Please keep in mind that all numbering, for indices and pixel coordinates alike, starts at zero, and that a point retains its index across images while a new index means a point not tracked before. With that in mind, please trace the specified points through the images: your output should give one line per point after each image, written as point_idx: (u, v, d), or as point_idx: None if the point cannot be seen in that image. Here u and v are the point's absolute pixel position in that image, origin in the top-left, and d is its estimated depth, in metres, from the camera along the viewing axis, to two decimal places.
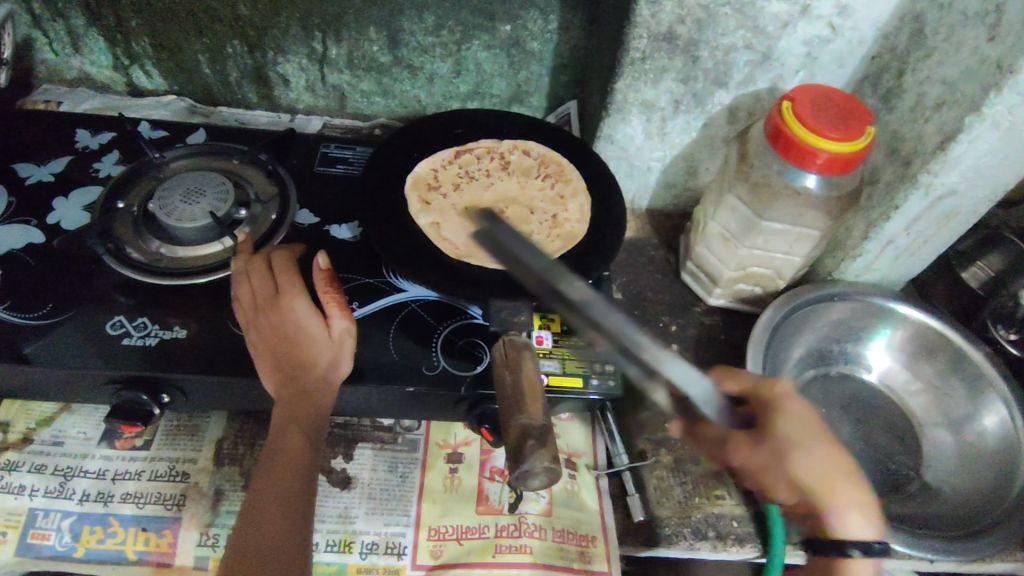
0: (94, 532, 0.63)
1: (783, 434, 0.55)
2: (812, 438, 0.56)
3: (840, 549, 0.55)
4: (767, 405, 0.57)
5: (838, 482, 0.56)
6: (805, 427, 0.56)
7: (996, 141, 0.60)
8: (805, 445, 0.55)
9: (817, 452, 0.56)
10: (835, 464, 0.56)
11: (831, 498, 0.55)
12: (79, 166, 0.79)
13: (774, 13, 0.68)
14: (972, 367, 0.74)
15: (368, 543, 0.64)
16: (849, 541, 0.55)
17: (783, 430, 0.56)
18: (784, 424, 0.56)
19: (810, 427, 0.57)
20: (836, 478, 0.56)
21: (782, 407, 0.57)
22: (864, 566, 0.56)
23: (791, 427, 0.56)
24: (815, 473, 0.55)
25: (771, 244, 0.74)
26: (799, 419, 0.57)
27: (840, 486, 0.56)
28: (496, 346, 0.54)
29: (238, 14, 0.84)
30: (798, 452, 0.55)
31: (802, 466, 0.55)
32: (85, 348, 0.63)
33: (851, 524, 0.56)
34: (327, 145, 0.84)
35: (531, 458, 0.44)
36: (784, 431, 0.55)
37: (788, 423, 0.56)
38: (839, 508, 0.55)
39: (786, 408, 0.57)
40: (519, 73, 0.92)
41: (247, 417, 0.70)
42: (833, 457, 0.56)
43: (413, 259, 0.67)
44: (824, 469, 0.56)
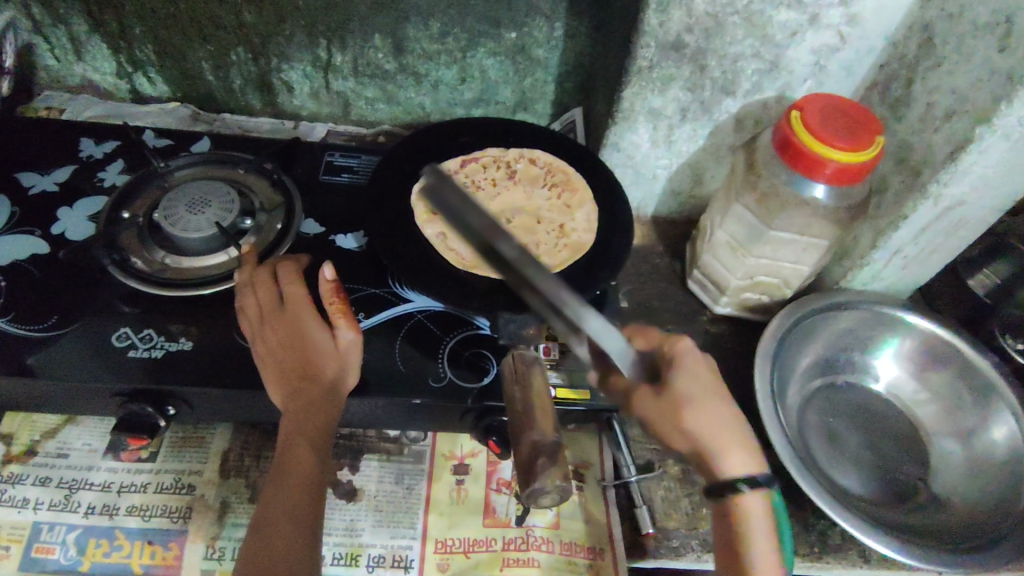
0: (100, 545, 0.63)
1: (675, 388, 0.56)
2: (709, 394, 0.57)
3: (728, 488, 0.53)
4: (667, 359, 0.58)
5: (725, 430, 0.56)
6: (701, 382, 0.57)
7: (1007, 152, 0.60)
8: (696, 397, 0.56)
9: (703, 405, 0.56)
10: (718, 414, 0.57)
11: (719, 444, 0.56)
12: (83, 175, 0.78)
13: (782, 21, 0.68)
14: (980, 377, 0.74)
15: (375, 556, 0.63)
16: (736, 478, 0.54)
17: (676, 384, 0.56)
18: (679, 377, 0.57)
19: (706, 382, 0.57)
20: (725, 427, 0.56)
21: (680, 362, 0.57)
22: (758, 503, 0.54)
23: (688, 379, 0.57)
24: (701, 424, 0.56)
25: (779, 253, 0.74)
26: (696, 375, 0.57)
27: (727, 432, 0.56)
28: (506, 361, 0.54)
29: (242, 22, 0.84)
30: (685, 403, 0.56)
31: (692, 418, 0.56)
32: (90, 361, 0.62)
33: (733, 464, 0.55)
34: (333, 154, 0.84)
35: (542, 477, 0.44)
36: (676, 384, 0.56)
37: (683, 377, 0.57)
38: (726, 452, 0.55)
39: (683, 364, 0.57)
40: (524, 80, 0.91)
41: (252, 428, 0.70)
42: (720, 409, 0.57)
43: (419, 271, 0.66)
44: (710, 420, 0.56)
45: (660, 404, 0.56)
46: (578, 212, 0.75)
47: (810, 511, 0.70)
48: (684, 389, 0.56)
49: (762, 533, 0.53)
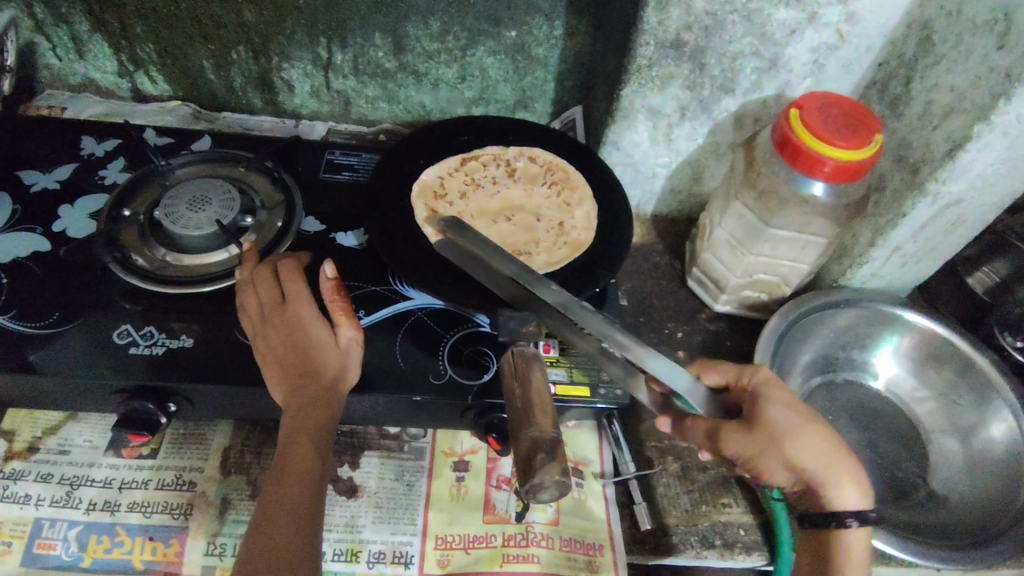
0: (101, 541, 0.63)
1: (774, 423, 0.52)
2: (810, 422, 0.53)
3: (840, 524, 0.52)
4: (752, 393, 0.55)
5: (834, 460, 0.52)
6: (796, 412, 0.53)
7: (1005, 150, 0.60)
8: (797, 429, 0.52)
9: (808, 437, 0.52)
10: (824, 444, 0.52)
11: (829, 477, 0.52)
12: (84, 173, 0.79)
13: (781, 20, 0.68)
14: (978, 375, 0.74)
15: (375, 552, 0.64)
16: (846, 513, 0.52)
17: (773, 419, 0.52)
18: (774, 411, 0.53)
19: (800, 411, 0.53)
20: (833, 456, 0.52)
21: (768, 394, 0.54)
22: (861, 534, 0.53)
23: (782, 411, 0.53)
24: (810, 459, 0.52)
25: (778, 252, 0.74)
26: (790, 406, 0.53)
27: (835, 462, 0.52)
28: (505, 358, 0.54)
29: (243, 21, 0.84)
30: (789, 437, 0.52)
31: (798, 450, 0.52)
32: (91, 357, 0.63)
33: (847, 497, 0.52)
34: (333, 152, 0.84)
35: (542, 472, 0.44)
36: (773, 419, 0.52)
37: (778, 410, 0.53)
38: (837, 484, 0.52)
39: (773, 397, 0.54)
40: (524, 79, 0.92)
41: (253, 425, 0.70)
42: (824, 438, 0.52)
43: (419, 267, 0.66)
44: (818, 452, 0.52)
45: (760, 442, 0.52)
46: (577, 209, 0.75)
47: None
48: (784, 423, 0.52)
49: (860, 560, 0.53)
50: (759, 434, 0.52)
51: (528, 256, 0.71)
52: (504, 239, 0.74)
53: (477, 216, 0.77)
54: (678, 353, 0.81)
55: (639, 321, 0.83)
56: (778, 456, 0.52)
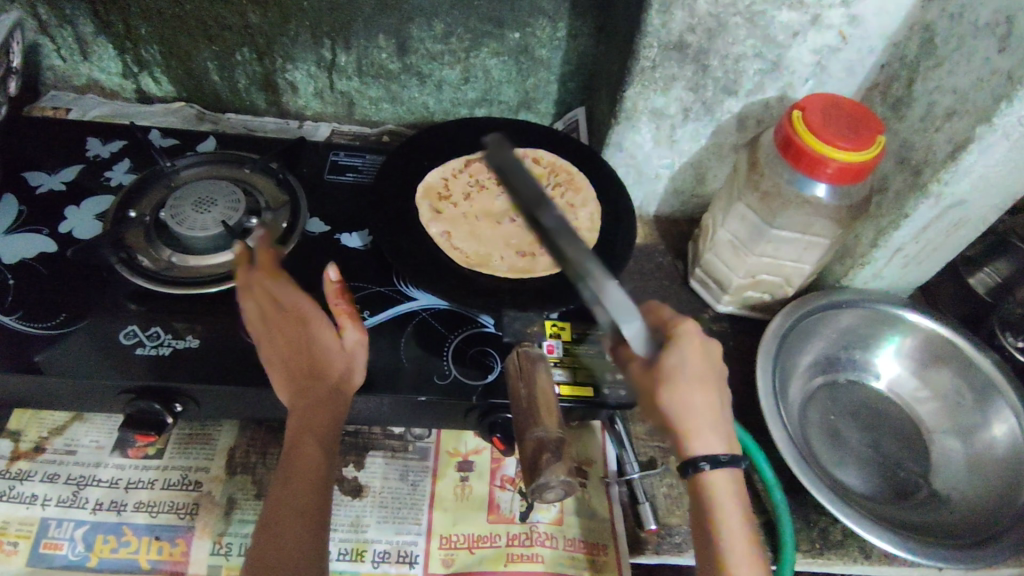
0: (108, 541, 0.63)
1: (664, 365, 0.52)
2: (697, 378, 0.53)
3: (692, 469, 0.52)
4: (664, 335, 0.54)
5: (700, 414, 0.53)
6: (688, 363, 0.53)
7: (1007, 151, 0.61)
8: (682, 379, 0.52)
9: (683, 386, 0.52)
10: (699, 398, 0.53)
11: (688, 424, 0.53)
12: (90, 174, 0.79)
13: (784, 22, 0.68)
14: (980, 375, 0.74)
15: (380, 552, 0.64)
16: (699, 459, 0.52)
17: (668, 363, 0.52)
18: (669, 356, 0.52)
19: (695, 367, 0.53)
20: (701, 410, 0.53)
21: (675, 340, 0.53)
22: (722, 481, 0.52)
23: (679, 360, 0.52)
24: (676, 404, 0.52)
25: (780, 252, 0.74)
26: (687, 356, 0.53)
27: (698, 415, 0.53)
28: (510, 357, 0.55)
29: (248, 23, 0.85)
30: (667, 384, 0.52)
31: (670, 399, 0.52)
32: (98, 358, 0.63)
33: (703, 447, 0.53)
34: (337, 153, 0.85)
35: (547, 472, 0.45)
36: (667, 363, 0.52)
37: (675, 356, 0.52)
38: (696, 433, 0.53)
39: (681, 345, 0.53)
40: (527, 80, 0.92)
41: (258, 425, 0.71)
42: (701, 390, 0.53)
43: (424, 269, 0.67)
44: (687, 402, 0.53)
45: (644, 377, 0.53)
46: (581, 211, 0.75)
47: (812, 507, 0.71)
48: (671, 369, 0.52)
49: (730, 506, 0.52)
50: (649, 372, 0.52)
51: (532, 256, 0.71)
52: (509, 238, 0.74)
53: (481, 216, 0.77)
54: None
55: None
56: (650, 392, 0.53)
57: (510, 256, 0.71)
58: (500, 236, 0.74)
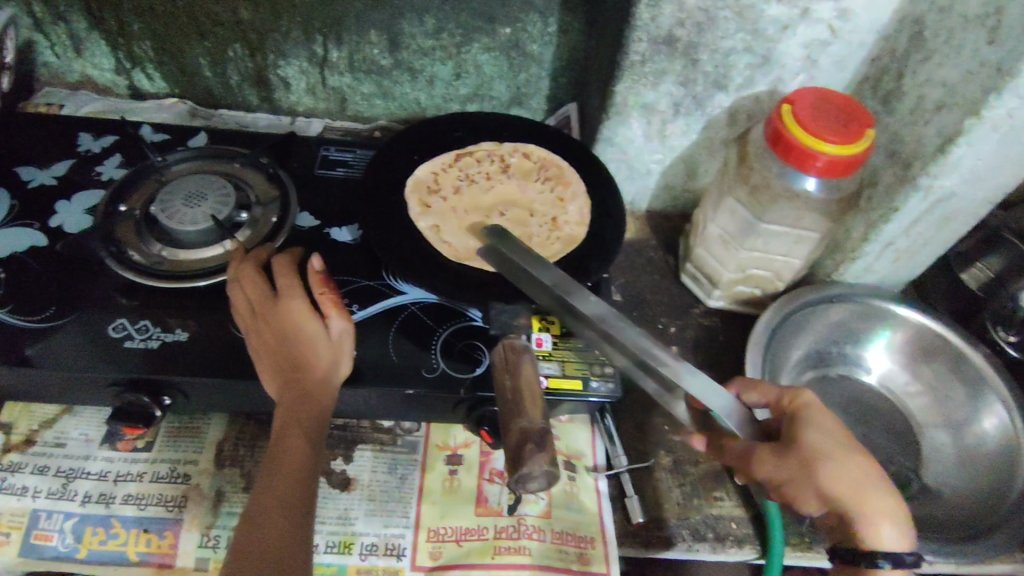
0: (97, 533, 0.63)
1: (805, 442, 0.52)
2: (848, 450, 0.52)
3: (872, 562, 0.49)
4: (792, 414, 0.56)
5: (870, 488, 0.51)
6: (834, 436, 0.53)
7: (997, 143, 0.61)
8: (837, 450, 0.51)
9: (845, 463, 0.51)
10: (861, 469, 0.51)
11: (862, 507, 0.50)
12: (81, 169, 0.79)
13: (773, 16, 0.68)
14: (971, 368, 0.74)
15: (368, 544, 0.64)
16: (880, 551, 0.49)
17: (807, 439, 0.52)
18: (810, 433, 0.53)
19: (839, 436, 0.53)
20: (869, 487, 0.51)
21: (808, 415, 0.54)
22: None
23: (819, 432, 0.53)
24: (847, 482, 0.50)
25: (770, 246, 0.74)
26: (826, 428, 0.53)
27: (869, 491, 0.51)
28: (497, 349, 0.54)
29: (239, 18, 0.85)
30: (823, 461, 0.51)
31: (831, 477, 0.50)
32: (87, 351, 0.63)
33: (881, 534, 0.50)
34: (327, 148, 0.85)
35: (530, 462, 0.45)
36: (809, 440, 0.52)
37: (815, 432, 0.53)
38: (873, 514, 0.50)
39: (814, 420, 0.54)
40: (519, 76, 0.92)
41: (247, 418, 0.71)
42: (860, 466, 0.51)
43: (411, 263, 0.67)
44: (852, 479, 0.51)
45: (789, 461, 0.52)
46: (570, 204, 0.75)
47: None
48: (819, 445, 0.52)
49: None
50: (790, 452, 0.52)
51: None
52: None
53: (471, 210, 0.77)
54: (671, 348, 0.81)
55: (633, 316, 0.83)
56: (808, 479, 0.51)
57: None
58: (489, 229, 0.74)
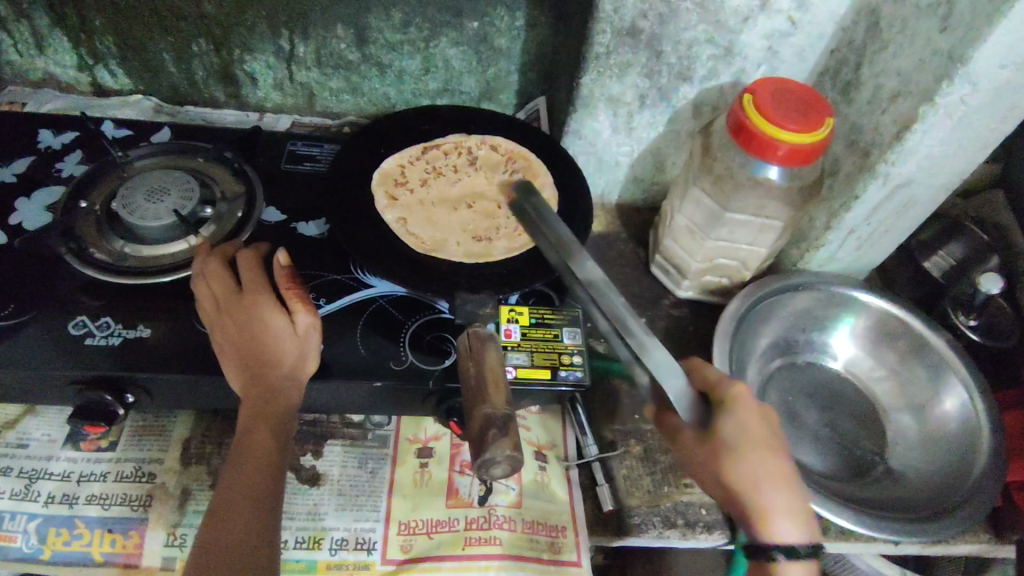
0: (60, 534, 0.62)
1: (719, 435, 0.55)
2: (755, 445, 0.54)
3: (765, 557, 0.52)
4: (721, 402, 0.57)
5: (767, 485, 0.53)
6: (751, 433, 0.54)
7: (950, 130, 0.62)
8: (746, 445, 0.54)
9: (748, 458, 0.54)
10: (765, 465, 0.54)
11: (758, 500, 0.53)
12: (41, 166, 0.78)
13: (734, 7, 0.69)
14: (931, 351, 0.76)
15: (338, 539, 0.64)
16: (774, 545, 0.52)
17: (723, 433, 0.55)
18: (728, 428, 0.55)
19: (755, 432, 0.55)
20: (767, 481, 0.54)
21: (730, 407, 0.56)
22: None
23: (738, 428, 0.55)
24: (746, 475, 0.53)
25: (736, 235, 0.75)
26: (746, 424, 0.55)
27: (765, 486, 0.53)
28: (461, 338, 0.54)
29: (203, 12, 0.84)
30: (727, 454, 0.54)
31: (733, 470, 0.54)
32: (47, 349, 0.62)
33: (777, 528, 0.53)
34: (294, 143, 0.84)
35: (493, 448, 0.45)
36: (724, 436, 0.54)
37: (733, 426, 0.55)
38: (769, 508, 0.53)
39: (734, 412, 0.55)
40: (487, 70, 0.92)
41: (214, 416, 0.70)
42: (764, 462, 0.54)
43: (377, 255, 0.66)
44: (753, 473, 0.54)
45: (702, 450, 0.56)
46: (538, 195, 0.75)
47: None
48: (731, 440, 0.54)
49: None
50: (705, 443, 0.55)
51: (488, 241, 0.71)
52: (465, 223, 0.75)
53: (438, 202, 0.77)
54: None
55: None
56: (713, 465, 0.55)
57: (466, 241, 0.71)
58: (456, 221, 0.75)
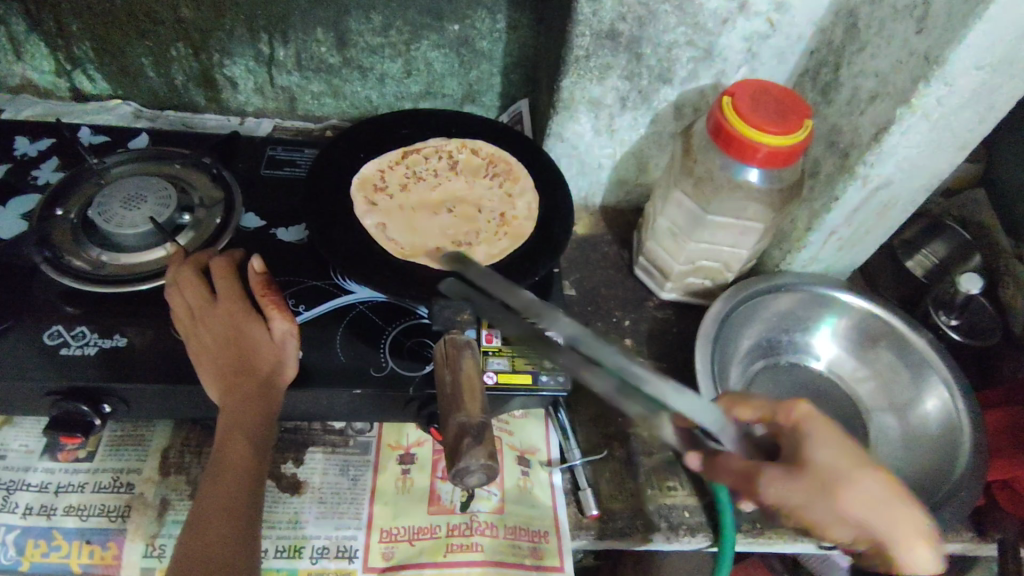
0: (39, 545, 0.62)
1: (818, 462, 0.46)
2: (856, 463, 0.46)
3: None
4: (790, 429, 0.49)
5: (893, 506, 0.44)
6: (842, 449, 0.47)
7: (927, 130, 0.62)
8: (846, 465, 0.46)
9: (856, 480, 0.45)
10: (877, 487, 0.45)
11: (899, 535, 0.45)
12: (17, 173, 0.77)
13: (713, 9, 0.69)
14: (914, 351, 0.76)
15: (319, 547, 0.63)
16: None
17: (819, 461, 0.46)
18: (826, 453, 0.46)
19: (845, 448, 0.47)
20: (892, 504, 0.44)
21: (807, 430, 0.48)
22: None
23: (834, 452, 0.46)
24: (863, 503, 0.44)
25: (717, 237, 0.75)
26: (836, 443, 0.47)
27: (899, 514, 0.44)
28: (438, 345, 0.54)
29: (181, 17, 0.83)
30: (835, 479, 0.45)
31: (848, 497, 0.45)
32: (20, 360, 0.61)
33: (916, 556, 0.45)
34: (274, 148, 0.83)
35: (468, 456, 0.45)
36: (819, 460, 0.46)
37: (820, 447, 0.47)
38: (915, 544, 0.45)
39: (813, 431, 0.48)
40: (470, 73, 0.92)
41: (194, 425, 0.70)
42: (889, 487, 0.45)
43: (356, 261, 0.66)
44: (872, 500, 0.45)
45: (805, 484, 0.45)
46: (519, 199, 0.75)
47: None
48: (839, 468, 0.46)
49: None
50: (806, 475, 0.45)
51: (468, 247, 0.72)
52: (446, 228, 0.75)
53: (419, 207, 0.77)
54: (625, 341, 0.81)
55: (587, 310, 0.84)
56: (837, 510, 0.45)
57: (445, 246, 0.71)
58: (435, 226, 0.75)
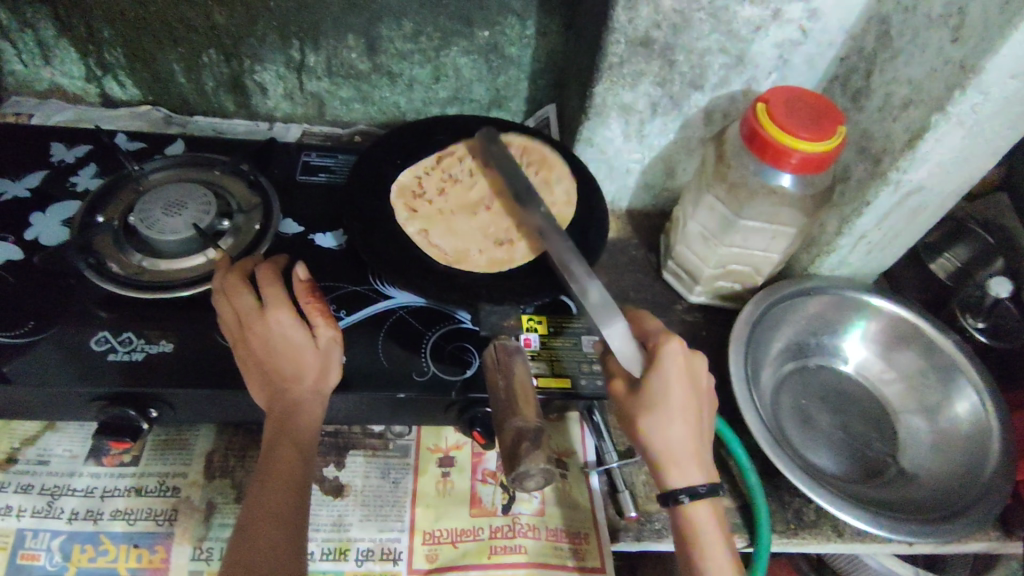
0: (85, 551, 0.62)
1: (646, 389, 0.57)
2: (669, 398, 0.56)
3: (672, 501, 0.56)
4: (650, 355, 0.58)
5: (676, 440, 0.57)
6: (667, 385, 0.56)
7: (961, 137, 0.63)
8: (659, 399, 0.56)
9: (660, 415, 0.56)
10: (675, 421, 0.57)
11: (667, 457, 0.57)
12: (55, 180, 0.77)
13: (746, 17, 0.70)
14: (943, 355, 0.77)
15: (364, 550, 0.64)
16: (677, 491, 0.56)
17: (646, 387, 0.57)
18: (651, 381, 0.56)
19: (673, 385, 0.56)
20: (675, 434, 0.57)
21: (657, 360, 0.57)
22: (701, 514, 0.57)
23: (662, 383, 0.56)
24: (652, 426, 0.57)
25: (749, 242, 0.76)
26: (667, 379, 0.56)
27: (677, 447, 0.57)
28: (488, 350, 0.55)
29: (213, 23, 0.84)
30: (644, 405, 0.57)
31: (648, 420, 0.57)
32: (68, 365, 0.62)
33: (679, 477, 0.57)
34: (308, 154, 0.85)
35: (527, 460, 0.46)
36: (644, 386, 0.57)
37: (654, 378, 0.56)
38: (676, 467, 0.57)
39: (659, 363, 0.57)
40: (497, 78, 0.93)
41: (236, 429, 0.71)
42: (675, 421, 0.57)
43: (398, 265, 0.67)
44: (665, 430, 0.57)
45: (631, 401, 0.58)
46: (557, 184, 0.77)
47: (786, 490, 0.73)
48: (659, 398, 0.56)
49: (710, 539, 0.57)
50: (634, 396, 0.58)
51: (511, 243, 0.72)
52: (485, 229, 0.75)
53: (458, 210, 0.77)
54: None
55: None
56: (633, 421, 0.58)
57: (488, 248, 0.72)
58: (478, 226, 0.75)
